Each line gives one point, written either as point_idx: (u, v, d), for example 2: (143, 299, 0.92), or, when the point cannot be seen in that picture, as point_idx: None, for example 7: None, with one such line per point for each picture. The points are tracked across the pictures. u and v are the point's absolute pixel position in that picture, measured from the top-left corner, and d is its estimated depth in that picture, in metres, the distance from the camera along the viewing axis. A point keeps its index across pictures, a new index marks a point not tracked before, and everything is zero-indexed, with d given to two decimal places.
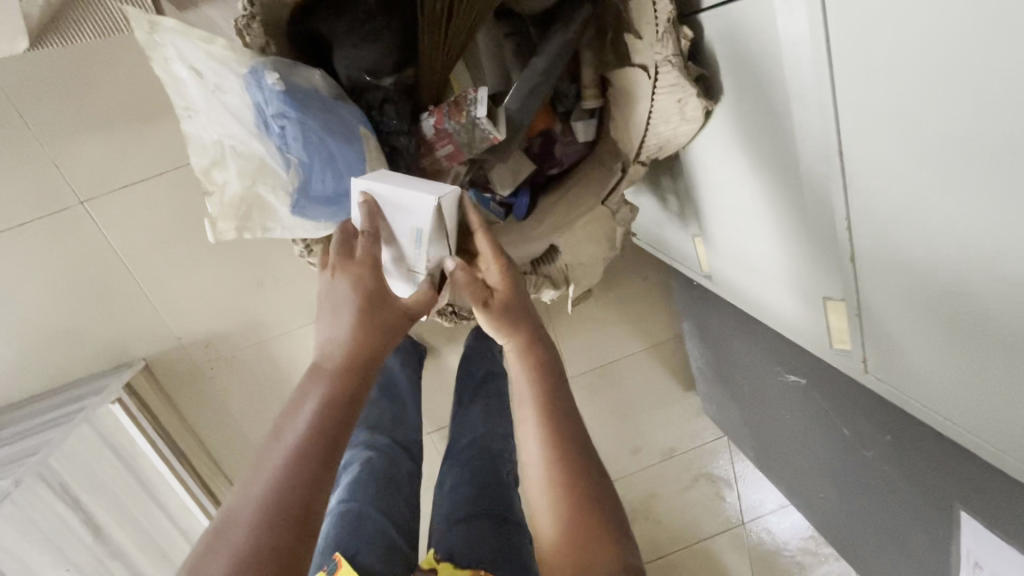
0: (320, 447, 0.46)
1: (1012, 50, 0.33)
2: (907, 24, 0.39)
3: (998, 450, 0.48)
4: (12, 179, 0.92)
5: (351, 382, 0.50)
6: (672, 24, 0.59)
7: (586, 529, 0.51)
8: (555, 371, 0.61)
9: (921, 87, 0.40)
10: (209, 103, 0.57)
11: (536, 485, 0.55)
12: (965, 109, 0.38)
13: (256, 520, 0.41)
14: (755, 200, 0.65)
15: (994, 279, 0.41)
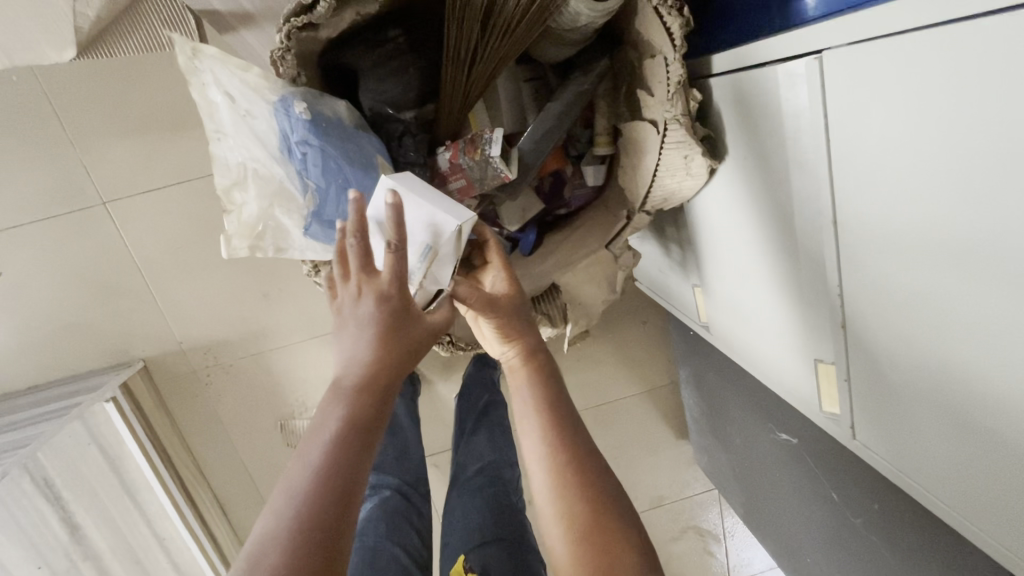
0: (341, 484, 0.42)
1: (997, 145, 0.36)
2: (899, 108, 0.41)
3: (979, 528, 0.48)
4: (40, 176, 0.96)
5: (371, 412, 0.47)
6: (684, 86, 0.61)
7: (603, 548, 0.51)
8: (555, 379, 0.64)
9: (912, 167, 0.42)
10: (237, 126, 0.60)
11: (547, 508, 0.56)
12: (953, 193, 0.40)
13: (277, 568, 0.38)
14: (752, 255, 0.66)
15: (980, 352, 0.42)
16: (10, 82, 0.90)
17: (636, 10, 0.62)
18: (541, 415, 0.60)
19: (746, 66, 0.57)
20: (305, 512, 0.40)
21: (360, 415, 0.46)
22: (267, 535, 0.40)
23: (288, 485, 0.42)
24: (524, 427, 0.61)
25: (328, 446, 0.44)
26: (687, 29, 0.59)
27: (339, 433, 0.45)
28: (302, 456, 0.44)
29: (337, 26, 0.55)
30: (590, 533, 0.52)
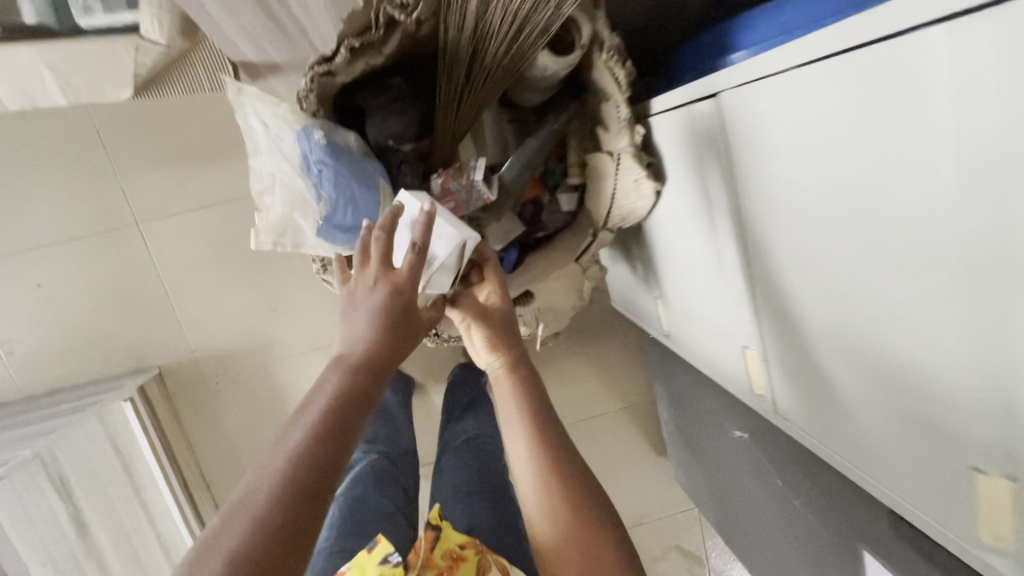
0: (327, 446, 0.44)
1: (835, 152, 0.45)
2: (773, 126, 0.51)
3: (883, 485, 0.54)
4: (82, 198, 1.09)
5: (365, 387, 0.50)
6: (630, 120, 0.74)
7: (583, 527, 0.57)
8: (535, 384, 0.69)
9: (786, 172, 0.52)
10: (269, 146, 0.73)
11: (529, 496, 0.60)
12: (814, 190, 0.49)
13: (257, 518, 0.40)
14: (694, 262, 0.77)
15: (857, 321, 0.50)
16: (66, 118, 1.05)
17: (592, 62, 0.76)
18: (524, 414, 0.65)
19: (675, 104, 0.68)
20: (291, 467, 0.42)
21: (352, 387, 0.49)
22: (254, 488, 0.42)
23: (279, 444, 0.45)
24: (507, 425, 0.66)
25: (320, 412, 0.46)
26: (629, 76, 0.73)
27: (333, 400, 0.48)
28: (296, 420, 0.47)
29: (350, 72, 0.69)
30: (573, 521, 0.57)
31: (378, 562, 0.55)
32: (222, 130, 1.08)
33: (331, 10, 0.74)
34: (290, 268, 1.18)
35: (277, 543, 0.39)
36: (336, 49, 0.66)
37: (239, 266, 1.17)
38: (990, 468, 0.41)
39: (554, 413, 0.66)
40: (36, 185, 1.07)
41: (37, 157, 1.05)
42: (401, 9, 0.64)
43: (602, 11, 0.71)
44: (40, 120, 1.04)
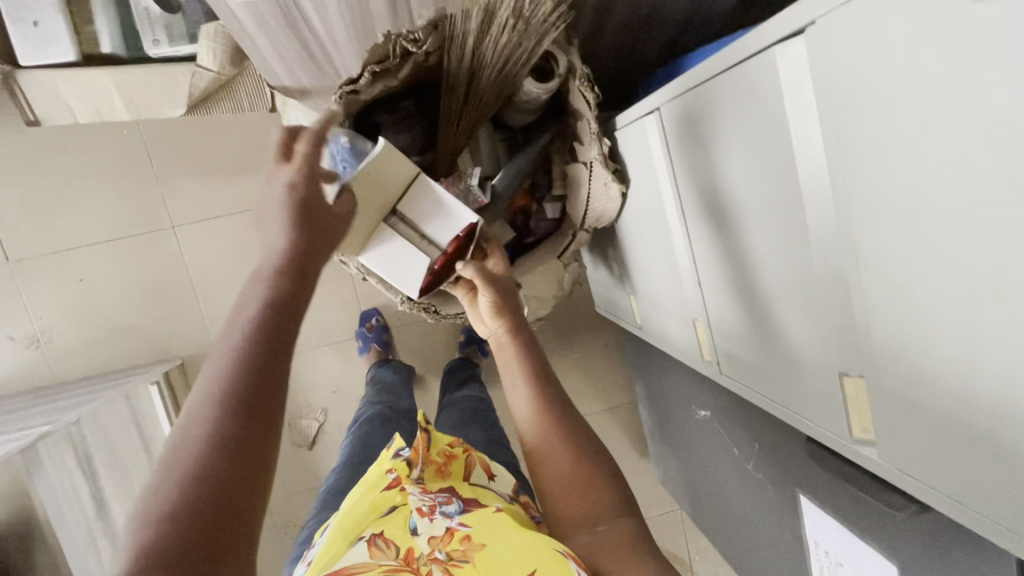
0: (272, 334, 0.44)
1: (731, 136, 0.57)
2: (693, 121, 0.64)
3: (798, 419, 0.62)
4: (127, 204, 1.24)
5: (291, 290, 0.48)
6: (598, 133, 0.89)
7: (576, 453, 0.61)
8: (533, 347, 0.72)
9: (704, 157, 0.64)
10: (305, 146, 0.88)
11: (529, 433, 0.65)
12: (725, 169, 0.60)
13: (222, 407, 0.39)
14: (652, 250, 0.89)
15: (761, 272, 0.59)
16: (120, 134, 1.21)
17: (569, 88, 0.92)
18: (524, 368, 0.69)
19: (634, 115, 0.81)
20: (237, 357, 0.42)
21: (286, 283, 0.48)
22: (206, 386, 0.40)
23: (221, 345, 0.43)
24: (512, 385, 0.69)
25: (256, 308, 0.45)
26: (597, 99, 0.89)
27: (262, 306, 0.45)
28: (231, 325, 0.44)
29: (372, 93, 0.85)
30: (569, 448, 0.61)
31: (391, 457, 0.64)
32: (254, 147, 1.25)
33: (357, 46, 0.91)
34: None
35: (247, 427, 0.39)
36: (361, 73, 0.81)
37: None
38: (851, 371, 0.51)
39: (549, 365, 0.70)
40: (88, 192, 1.22)
41: (92, 167, 1.21)
42: (413, 43, 0.81)
43: (574, 47, 0.89)
44: (99, 136, 1.20)
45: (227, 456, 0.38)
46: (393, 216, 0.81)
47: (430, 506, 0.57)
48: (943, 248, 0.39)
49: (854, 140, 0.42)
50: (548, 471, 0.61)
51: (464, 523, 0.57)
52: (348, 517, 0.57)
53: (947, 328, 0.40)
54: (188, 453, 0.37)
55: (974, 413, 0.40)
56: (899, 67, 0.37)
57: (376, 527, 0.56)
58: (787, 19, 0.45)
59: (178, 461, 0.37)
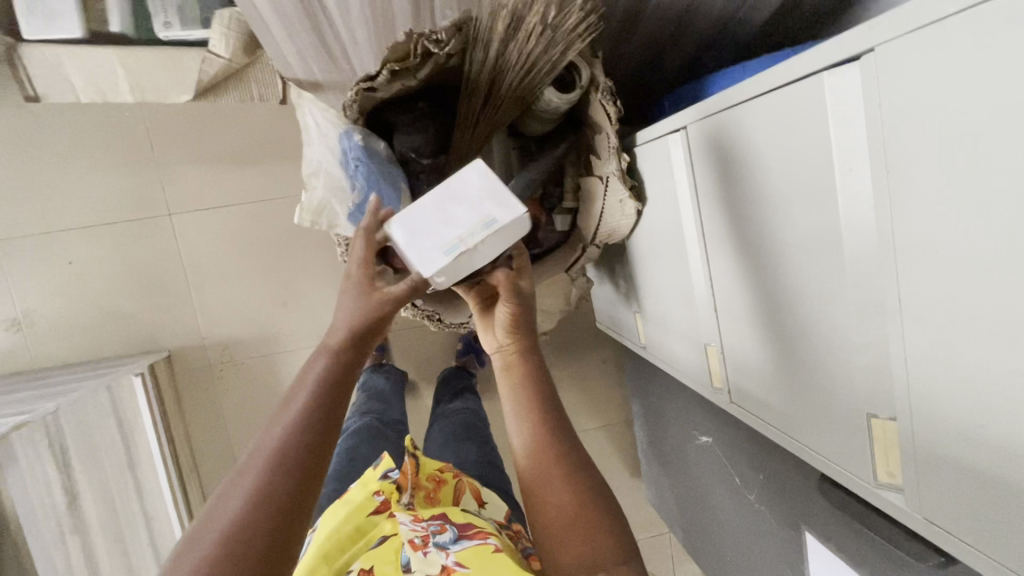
0: (311, 435, 0.49)
1: (768, 160, 0.55)
2: (724, 143, 0.62)
3: (815, 456, 0.60)
4: (123, 188, 1.20)
5: (344, 371, 0.56)
6: (617, 150, 0.87)
7: (574, 486, 0.53)
8: (545, 382, 0.64)
9: (733, 180, 0.62)
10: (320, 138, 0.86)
11: (524, 463, 0.57)
12: (757, 194, 0.58)
13: (250, 500, 0.44)
14: (666, 271, 0.87)
15: (788, 303, 0.57)
16: (122, 117, 1.17)
17: (590, 100, 0.90)
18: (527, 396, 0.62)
19: (656, 133, 0.79)
20: (275, 456, 0.47)
21: (332, 381, 0.54)
22: (244, 474, 0.46)
23: (265, 436, 0.49)
24: (512, 415, 0.61)
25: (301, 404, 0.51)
26: (619, 113, 0.87)
27: (317, 382, 0.53)
28: (277, 414, 0.51)
29: (389, 91, 0.83)
30: (565, 480, 0.54)
31: (378, 478, 0.64)
32: (259, 137, 1.21)
33: (375, 42, 0.89)
34: (303, 266, 1.28)
35: (267, 526, 0.43)
36: (379, 70, 0.79)
37: (256, 261, 1.27)
38: (880, 414, 0.49)
39: (557, 396, 0.62)
40: (84, 173, 1.18)
41: (89, 148, 1.17)
42: (435, 44, 0.78)
43: (598, 60, 0.87)
44: (98, 116, 1.16)
45: (239, 549, 0.42)
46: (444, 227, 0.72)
47: (421, 538, 0.54)
48: (990, 294, 0.37)
49: (901, 173, 0.41)
50: (547, 504, 0.53)
51: (461, 565, 0.51)
52: (330, 543, 0.58)
53: (987, 375, 0.39)
54: (213, 538, 0.42)
55: (1011, 465, 0.39)
56: (958, 103, 0.36)
57: (366, 564, 0.54)
58: (838, 45, 0.44)
59: (216, 531, 0.43)
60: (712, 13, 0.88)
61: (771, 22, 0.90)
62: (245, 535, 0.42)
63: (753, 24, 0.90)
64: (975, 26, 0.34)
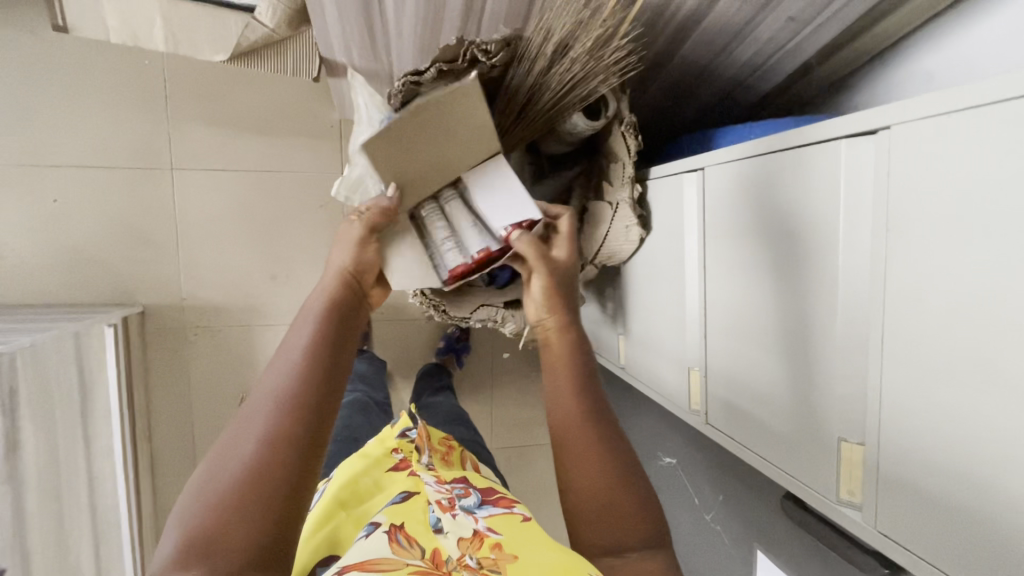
0: (315, 387, 0.52)
1: (780, 205, 0.63)
2: (743, 185, 0.70)
3: (783, 474, 0.67)
4: (127, 134, 1.17)
5: (343, 317, 0.61)
6: (632, 180, 0.95)
7: (610, 466, 0.55)
8: (585, 357, 0.63)
9: (747, 220, 0.70)
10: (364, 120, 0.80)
11: (563, 433, 0.58)
12: (766, 234, 0.66)
13: (259, 446, 0.48)
14: (661, 297, 0.95)
15: (781, 332, 0.65)
16: (141, 64, 1.15)
17: (611, 131, 0.97)
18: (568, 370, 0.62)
19: (673, 168, 0.86)
20: (285, 390, 0.52)
21: (330, 326, 0.58)
22: (248, 420, 0.50)
23: (267, 382, 0.53)
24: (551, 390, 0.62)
25: (300, 355, 0.54)
26: (638, 146, 0.95)
27: (315, 328, 0.57)
28: (277, 361, 0.54)
29: (433, 90, 0.87)
30: (597, 453, 0.56)
31: (395, 438, 0.76)
32: (279, 110, 1.23)
33: (420, 41, 0.93)
34: (298, 242, 1.28)
35: (278, 471, 0.47)
36: (428, 67, 0.83)
37: (251, 230, 1.26)
38: (850, 438, 0.56)
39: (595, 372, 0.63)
40: (89, 112, 1.15)
41: (99, 88, 1.14)
42: (484, 54, 0.83)
43: (625, 96, 0.94)
44: (115, 59, 1.14)
45: (256, 492, 0.46)
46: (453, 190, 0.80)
47: (449, 501, 0.60)
48: (957, 339, 0.45)
49: (898, 231, 0.50)
50: (579, 479, 0.55)
51: (493, 530, 0.56)
52: (349, 492, 0.66)
53: (938, 406, 0.47)
54: (227, 478, 0.46)
55: (945, 483, 0.47)
56: (950, 180, 0.45)
57: (396, 520, 0.56)
58: (859, 119, 0.52)
59: (239, 455, 0.48)
60: (729, 72, 0.98)
61: (776, 91, 1.02)
62: (258, 479, 0.47)
63: (761, 89, 1.01)
64: (979, 125, 0.42)
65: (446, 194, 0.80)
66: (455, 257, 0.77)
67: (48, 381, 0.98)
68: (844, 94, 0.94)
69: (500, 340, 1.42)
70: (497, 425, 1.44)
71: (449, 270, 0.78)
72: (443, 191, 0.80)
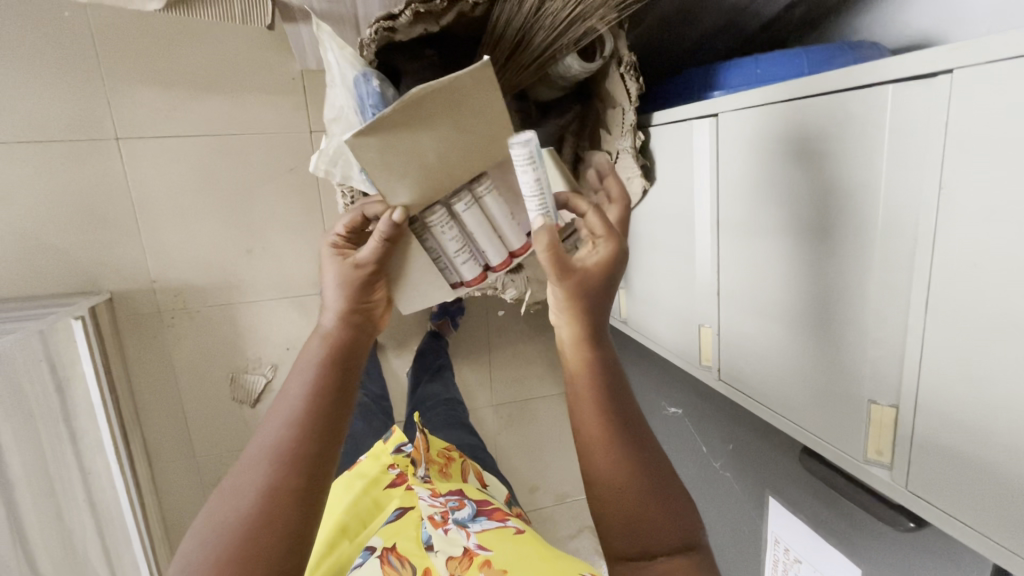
0: (312, 444, 0.49)
1: (810, 157, 0.59)
2: (762, 135, 0.65)
3: (808, 431, 0.66)
4: (57, 102, 1.03)
5: (345, 352, 0.56)
6: (633, 128, 0.87)
7: (638, 467, 0.53)
8: (614, 366, 0.58)
9: (768, 174, 0.65)
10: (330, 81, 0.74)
11: (590, 422, 0.55)
12: (790, 191, 0.62)
13: (255, 502, 0.45)
14: (665, 253, 0.90)
15: (805, 295, 0.62)
16: (61, 18, 1.00)
17: (607, 73, 0.87)
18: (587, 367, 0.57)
19: (682, 114, 0.80)
20: (290, 443, 0.48)
21: (332, 368, 0.54)
22: (246, 472, 0.47)
23: (265, 435, 0.49)
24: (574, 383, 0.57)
25: (300, 407, 0.50)
26: (638, 90, 0.85)
27: (314, 376, 0.53)
28: (278, 410, 0.50)
29: (411, 36, 0.75)
30: (629, 449, 0.54)
31: (391, 453, 0.79)
32: (230, 64, 1.09)
33: None
34: (271, 211, 1.18)
35: (269, 538, 0.44)
36: (402, 10, 0.71)
37: (217, 202, 1.15)
38: (881, 401, 0.56)
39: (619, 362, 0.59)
40: (8, 80, 1.00)
41: (15, 50, 0.99)
42: None
43: (623, 32, 0.84)
44: (30, 12, 0.98)
45: (256, 551, 0.43)
46: (469, 194, 0.69)
47: (442, 516, 0.66)
48: (1018, 303, 0.42)
49: (950, 191, 0.46)
50: (603, 476, 0.53)
51: (483, 549, 0.61)
52: (352, 518, 0.70)
53: (991, 374, 0.45)
54: (225, 536, 0.43)
55: (987, 448, 0.46)
56: (1019, 132, 0.40)
57: (389, 542, 0.63)
58: (908, 60, 0.47)
59: (236, 512, 0.45)
60: None
61: (780, 15, 0.93)
62: (248, 545, 0.43)
63: (765, 14, 0.92)
64: None
65: (460, 200, 0.68)
66: (470, 269, 0.74)
67: (22, 386, 0.90)
68: (855, 15, 0.86)
69: (493, 299, 1.37)
70: (496, 384, 1.43)
71: (461, 278, 0.75)
72: (456, 195, 0.68)
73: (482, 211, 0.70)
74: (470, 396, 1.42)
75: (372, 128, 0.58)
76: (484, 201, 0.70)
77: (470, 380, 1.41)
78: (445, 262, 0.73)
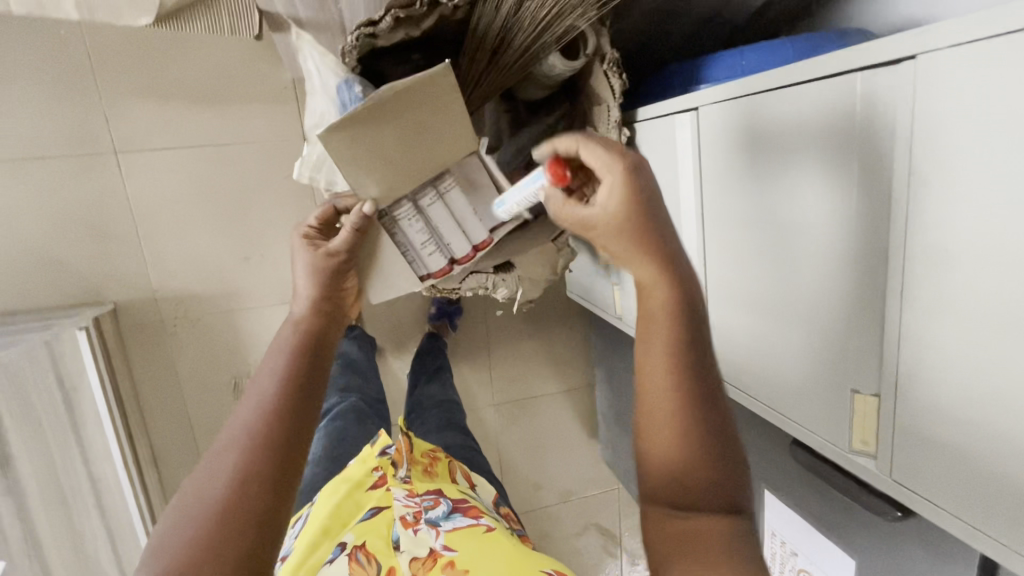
0: (286, 425, 0.49)
1: (785, 147, 0.59)
2: (739, 124, 0.65)
3: (797, 422, 0.65)
4: (57, 118, 1.05)
5: (319, 334, 0.57)
6: (619, 124, 0.87)
7: (688, 425, 0.50)
8: (692, 312, 0.52)
9: (746, 163, 0.65)
10: (314, 91, 0.77)
11: (656, 377, 0.52)
12: (768, 178, 0.62)
13: (230, 483, 0.45)
14: None
15: (789, 282, 0.62)
16: (58, 35, 1.02)
17: (590, 70, 0.88)
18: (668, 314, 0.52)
19: (663, 109, 0.80)
20: (264, 423, 0.48)
21: (306, 351, 0.54)
22: (223, 453, 0.47)
23: (237, 419, 0.49)
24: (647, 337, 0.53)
25: (274, 389, 0.50)
26: (622, 87, 0.86)
27: (289, 358, 0.53)
28: (254, 392, 0.51)
29: (392, 41, 0.75)
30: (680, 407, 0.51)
31: (377, 456, 0.80)
32: (224, 74, 1.11)
33: None
34: (269, 218, 1.20)
35: (245, 516, 0.44)
36: (383, 15, 0.71)
37: (215, 211, 1.17)
38: (864, 390, 0.55)
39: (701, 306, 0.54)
40: (9, 98, 1.02)
41: (15, 68, 1.01)
42: None
43: (605, 28, 0.84)
44: (28, 31, 1.01)
45: (233, 529, 0.43)
46: (433, 190, 0.78)
47: (413, 516, 0.68)
48: (991, 285, 0.42)
49: (920, 175, 0.46)
50: (658, 436, 0.51)
51: (447, 549, 0.64)
52: (332, 519, 0.70)
53: (967, 357, 0.45)
54: (200, 518, 0.43)
55: (967, 433, 0.46)
56: (984, 113, 0.40)
57: (359, 539, 0.66)
58: (876, 47, 0.47)
59: (213, 492, 0.44)
60: None
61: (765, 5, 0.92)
62: (224, 524, 0.43)
63: (750, 5, 0.92)
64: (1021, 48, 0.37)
65: (426, 195, 0.78)
66: (436, 260, 0.81)
67: None
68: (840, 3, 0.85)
69: (490, 299, 1.38)
70: (495, 384, 1.44)
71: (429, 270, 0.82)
72: (422, 191, 0.77)
73: (445, 207, 0.79)
74: (470, 396, 1.43)
75: (341, 126, 0.63)
76: (448, 196, 0.79)
77: (469, 380, 1.42)
78: (414, 255, 0.80)
